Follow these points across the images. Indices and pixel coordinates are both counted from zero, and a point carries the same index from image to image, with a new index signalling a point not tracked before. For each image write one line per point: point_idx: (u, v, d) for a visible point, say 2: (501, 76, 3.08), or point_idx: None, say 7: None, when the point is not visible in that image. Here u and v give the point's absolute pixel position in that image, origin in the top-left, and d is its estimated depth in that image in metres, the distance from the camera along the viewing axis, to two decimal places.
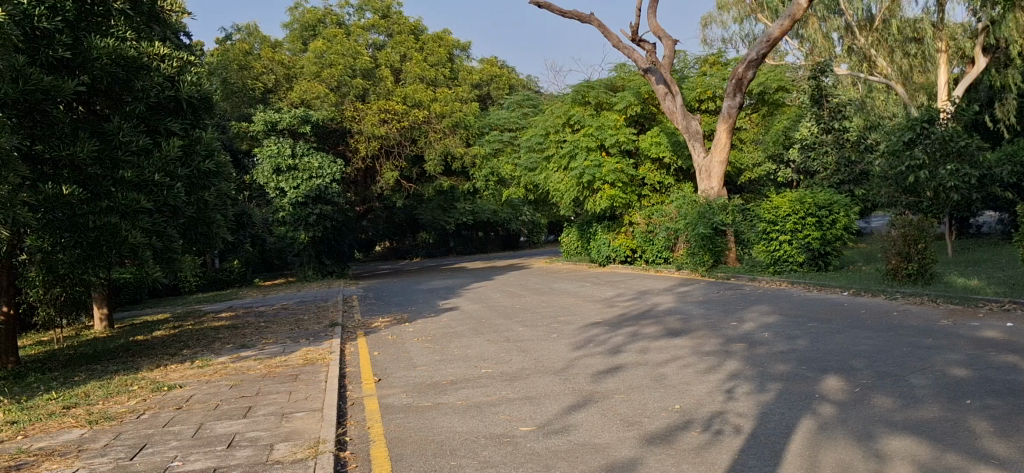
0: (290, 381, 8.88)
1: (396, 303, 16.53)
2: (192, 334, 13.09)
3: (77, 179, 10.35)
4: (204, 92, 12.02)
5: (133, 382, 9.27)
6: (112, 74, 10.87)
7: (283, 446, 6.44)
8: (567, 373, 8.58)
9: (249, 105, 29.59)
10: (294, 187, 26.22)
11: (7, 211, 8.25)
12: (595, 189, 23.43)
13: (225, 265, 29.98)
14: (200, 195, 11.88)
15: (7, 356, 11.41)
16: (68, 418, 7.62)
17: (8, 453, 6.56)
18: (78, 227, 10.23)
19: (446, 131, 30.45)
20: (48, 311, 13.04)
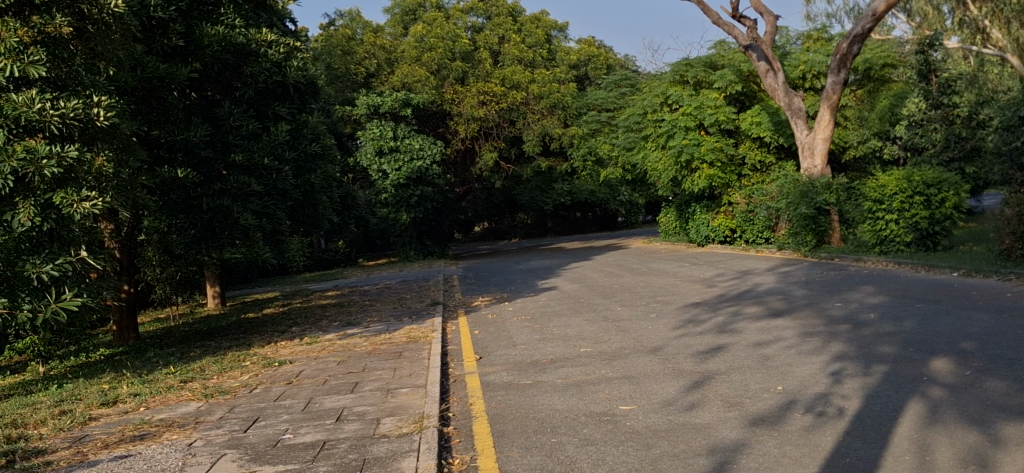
0: (395, 358, 9.09)
1: (496, 283, 16.72)
2: (300, 312, 13.53)
3: (191, 162, 10.81)
4: (310, 77, 12.27)
5: (245, 357, 9.68)
6: (223, 61, 11.30)
7: (390, 420, 6.64)
8: (666, 353, 8.58)
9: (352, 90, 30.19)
10: (396, 169, 26.66)
11: (129, 194, 8.56)
12: (693, 169, 23.30)
13: (330, 245, 30.74)
14: (306, 177, 12.25)
15: (129, 332, 12.07)
16: (185, 391, 8.01)
17: (132, 424, 6.92)
18: (193, 209, 10.83)
19: (545, 112, 30.58)
20: (165, 289, 13.63)
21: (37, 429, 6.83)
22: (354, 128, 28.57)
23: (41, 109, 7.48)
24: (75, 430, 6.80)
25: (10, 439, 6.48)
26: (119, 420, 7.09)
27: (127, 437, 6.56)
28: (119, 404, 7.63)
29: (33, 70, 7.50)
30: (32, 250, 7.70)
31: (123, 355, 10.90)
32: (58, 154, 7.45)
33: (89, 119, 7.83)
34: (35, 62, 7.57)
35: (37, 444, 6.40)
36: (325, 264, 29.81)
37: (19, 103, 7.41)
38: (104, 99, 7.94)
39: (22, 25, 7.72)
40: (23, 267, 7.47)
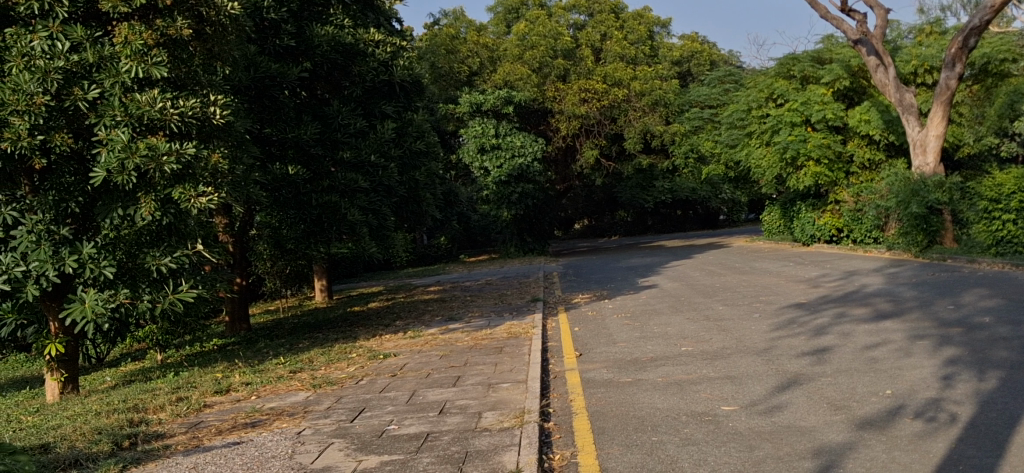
0: (496, 353, 9.20)
1: (596, 280, 16.71)
2: (404, 306, 13.82)
3: (301, 160, 11.19)
4: (416, 76, 12.51)
5: (352, 349, 9.92)
6: (332, 61, 11.69)
7: (491, 414, 6.73)
8: (770, 353, 8.44)
9: (455, 88, 30.52)
10: (498, 166, 26.91)
11: (243, 189, 8.86)
12: (799, 166, 22.85)
13: (433, 241, 31.18)
14: (412, 174, 12.47)
15: (241, 324, 12.51)
16: (294, 381, 8.26)
17: (244, 411, 7.19)
18: (303, 205, 11.19)
19: (647, 109, 30.25)
20: (275, 283, 14.07)
21: (156, 414, 7.15)
22: (458, 125, 28.90)
23: (162, 108, 7.56)
24: (191, 416, 7.10)
25: (131, 423, 6.81)
26: (231, 407, 7.37)
27: (239, 424, 6.82)
28: (232, 392, 7.93)
29: (156, 71, 7.60)
30: (152, 243, 8.01)
31: (235, 345, 11.30)
32: (177, 151, 7.57)
33: (206, 118, 8.01)
34: (157, 63, 7.67)
35: (156, 429, 6.71)
36: (426, 258, 30.27)
37: (142, 102, 7.48)
38: (221, 98, 8.12)
39: (147, 28, 7.75)
40: (143, 260, 7.81)
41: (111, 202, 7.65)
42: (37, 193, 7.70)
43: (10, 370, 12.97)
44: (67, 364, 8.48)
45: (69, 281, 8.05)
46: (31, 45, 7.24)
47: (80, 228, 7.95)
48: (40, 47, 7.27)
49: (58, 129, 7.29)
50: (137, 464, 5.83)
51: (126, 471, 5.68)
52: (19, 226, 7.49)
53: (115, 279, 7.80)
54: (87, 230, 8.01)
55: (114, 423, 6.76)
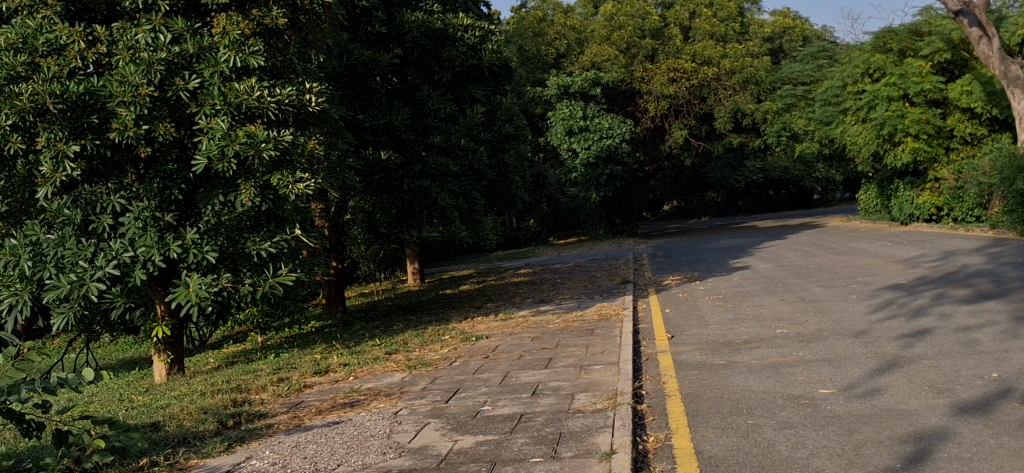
0: (587, 335, 9.21)
1: (687, 261, 16.51)
2: (495, 289, 13.90)
3: (393, 144, 11.44)
4: (505, 60, 12.51)
5: (444, 332, 10.04)
6: (423, 46, 11.95)
7: (584, 396, 6.73)
8: (867, 336, 8.24)
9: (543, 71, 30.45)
10: (586, 148, 26.83)
11: (339, 175, 9.03)
12: (897, 142, 22.16)
13: (522, 225, 31.23)
14: (501, 157, 12.53)
15: (337, 306, 12.77)
16: (390, 363, 8.41)
17: (343, 392, 7.37)
18: (396, 189, 11.42)
19: (737, 87, 29.91)
20: (369, 267, 14.31)
21: (258, 394, 7.37)
22: (545, 108, 28.86)
23: (259, 96, 7.71)
24: (292, 396, 7.30)
25: (235, 403, 7.03)
26: (330, 387, 7.55)
27: (337, 404, 6.99)
28: (330, 373, 8.11)
29: (253, 61, 7.75)
30: (252, 228, 8.22)
31: (331, 327, 11.56)
32: (274, 138, 7.73)
33: (302, 105, 8.14)
34: (254, 52, 7.82)
35: (258, 408, 6.92)
36: (515, 241, 30.36)
37: (240, 91, 7.65)
38: (316, 86, 8.25)
39: (243, 18, 7.91)
40: (244, 245, 8.03)
41: (212, 189, 7.90)
42: (142, 181, 8.00)
43: (120, 352, 13.50)
44: (173, 346, 8.79)
45: (173, 266, 8.34)
46: (136, 38, 7.51)
47: (184, 214, 8.23)
48: (144, 40, 7.52)
49: (162, 119, 7.50)
50: (241, 443, 6.03)
51: (231, 449, 5.88)
52: (126, 213, 7.79)
53: (217, 264, 8.05)
54: (190, 216, 8.28)
55: (219, 402, 7.00)
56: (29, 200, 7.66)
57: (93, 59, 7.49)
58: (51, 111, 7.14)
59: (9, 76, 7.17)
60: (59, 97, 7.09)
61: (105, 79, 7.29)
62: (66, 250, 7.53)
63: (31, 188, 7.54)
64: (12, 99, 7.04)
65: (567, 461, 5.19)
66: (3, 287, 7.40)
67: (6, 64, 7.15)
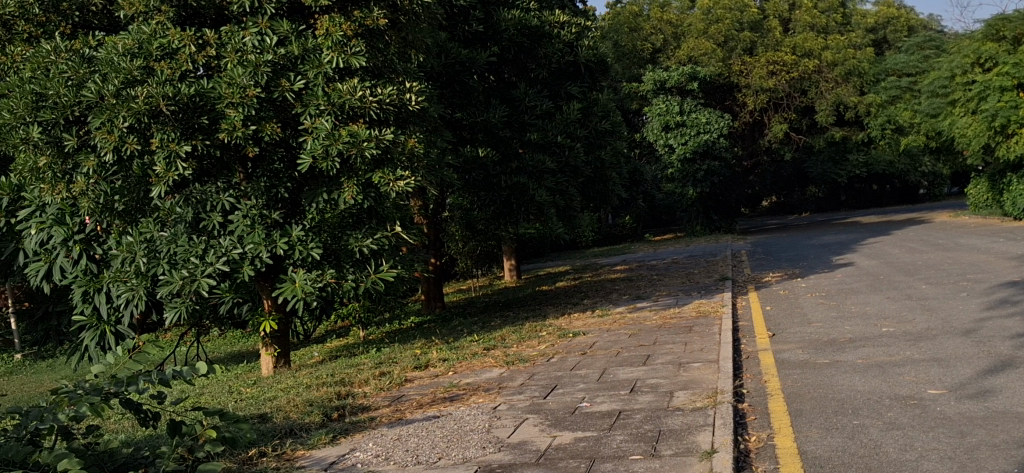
0: (685, 332, 9.12)
1: (787, 258, 16.19)
2: (591, 285, 13.89)
3: (490, 141, 11.66)
4: (601, 56, 12.63)
5: (541, 328, 10.07)
6: (519, 44, 12.10)
7: (683, 394, 6.67)
8: (979, 335, 7.95)
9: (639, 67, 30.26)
10: (683, 142, 26.53)
11: (438, 172, 9.15)
12: (1009, 134, 21.27)
13: (618, 222, 31.08)
14: (597, 153, 12.55)
15: (436, 302, 12.98)
16: (488, 358, 8.48)
17: (443, 386, 7.47)
18: (492, 187, 11.54)
19: (840, 79, 29.20)
20: (466, 263, 14.48)
21: (361, 387, 7.54)
22: (641, 104, 28.67)
23: (361, 96, 7.86)
24: (393, 390, 7.44)
25: (339, 396, 7.21)
26: (430, 382, 7.66)
27: (438, 398, 7.09)
28: (431, 368, 8.23)
29: (355, 61, 7.91)
30: (354, 225, 8.42)
31: (430, 323, 11.73)
32: (376, 137, 7.87)
33: (403, 104, 8.25)
34: (357, 53, 7.97)
35: (361, 401, 7.07)
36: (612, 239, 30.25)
37: (344, 91, 7.81)
38: (415, 85, 8.35)
39: (345, 19, 8.06)
40: (347, 242, 8.24)
41: (316, 187, 8.09)
42: (249, 180, 8.25)
43: (228, 345, 13.96)
44: (279, 340, 9.06)
45: (280, 263, 8.57)
46: (243, 41, 7.73)
47: (290, 213, 8.46)
48: (250, 43, 7.74)
49: (269, 120, 7.73)
50: (345, 435, 6.17)
51: (336, 441, 6.02)
52: (235, 211, 8.06)
53: (321, 261, 8.25)
54: (295, 214, 8.50)
55: (324, 395, 7.18)
56: (144, 199, 7.96)
57: (204, 62, 7.74)
58: (164, 113, 7.40)
59: (126, 80, 7.45)
60: (172, 99, 7.35)
61: (215, 81, 7.54)
62: (178, 247, 7.82)
63: (146, 188, 7.85)
64: (128, 102, 7.33)
65: (667, 459, 5.15)
66: (120, 283, 7.88)
67: (123, 68, 7.43)
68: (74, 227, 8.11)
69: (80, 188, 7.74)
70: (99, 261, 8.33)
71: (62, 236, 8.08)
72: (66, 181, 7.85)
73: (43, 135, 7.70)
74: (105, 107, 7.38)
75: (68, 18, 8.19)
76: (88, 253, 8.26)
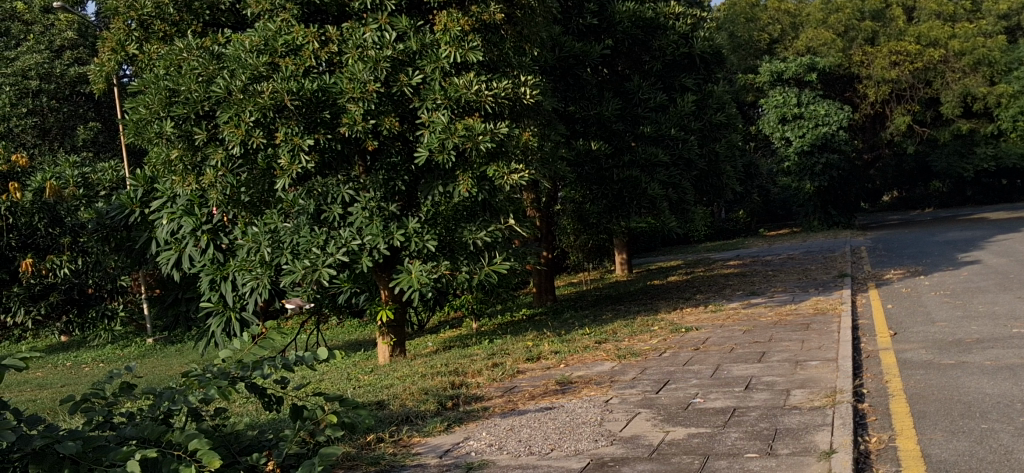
0: (801, 329, 8.93)
1: (909, 255, 15.63)
2: (704, 280, 13.74)
3: (603, 135, 11.63)
4: (717, 47, 12.54)
5: (653, 322, 10.00)
6: (634, 37, 12.14)
7: (800, 392, 6.53)
8: None
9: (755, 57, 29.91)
10: (801, 136, 25.93)
11: (550, 165, 9.20)
12: None
13: (731, 216, 30.61)
14: (712, 147, 12.43)
15: (547, 295, 13.02)
16: (600, 351, 8.48)
17: (554, 378, 7.50)
18: (606, 180, 11.63)
19: (967, 69, 28.06)
20: (578, 256, 14.51)
21: (475, 377, 7.64)
22: (757, 96, 28.20)
23: (478, 90, 7.96)
24: (506, 381, 7.52)
25: (453, 385, 7.32)
26: (542, 374, 7.71)
27: (550, 390, 7.12)
28: (542, 360, 8.28)
29: (472, 56, 8.01)
30: (469, 218, 8.48)
31: (541, 315, 11.79)
32: (491, 131, 7.95)
33: (517, 98, 8.31)
34: (473, 48, 8.07)
35: (475, 391, 7.17)
36: (725, 233, 29.82)
37: (460, 85, 7.92)
38: (530, 79, 8.38)
39: (463, 14, 8.17)
40: (462, 234, 8.32)
41: (432, 180, 8.23)
42: (368, 173, 8.44)
43: (347, 333, 14.35)
44: (396, 330, 9.28)
45: (396, 255, 8.76)
46: (364, 37, 7.93)
47: (407, 205, 8.62)
48: (371, 39, 7.93)
49: (387, 114, 7.89)
50: (459, 424, 6.26)
51: (450, 430, 6.12)
52: (355, 203, 8.25)
53: (436, 252, 8.40)
54: (412, 207, 8.66)
55: (438, 384, 7.31)
56: (268, 191, 8.28)
57: (326, 58, 7.95)
58: (288, 107, 7.64)
59: (253, 76, 7.72)
60: (296, 94, 7.58)
61: (337, 76, 7.75)
62: (301, 238, 8.07)
63: (270, 180, 8.13)
64: (255, 97, 7.61)
65: (784, 458, 5.06)
66: (245, 272, 8.16)
67: (251, 64, 7.72)
68: (202, 217, 8.42)
69: (209, 179, 8.10)
70: (225, 251, 8.61)
71: (191, 226, 8.40)
72: (195, 173, 8.24)
73: (175, 129, 8.09)
74: (233, 103, 7.70)
75: (199, 16, 8.54)
76: (214, 243, 8.53)
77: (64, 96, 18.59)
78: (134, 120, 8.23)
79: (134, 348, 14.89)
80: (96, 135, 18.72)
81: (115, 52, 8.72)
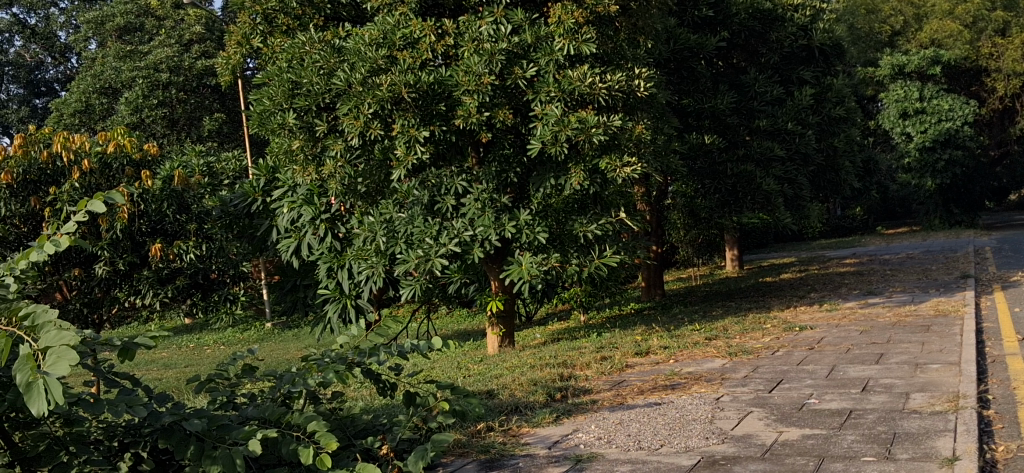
0: (922, 331, 8.63)
1: None
2: (818, 278, 13.41)
3: (717, 128, 11.71)
4: (837, 39, 12.39)
5: (766, 320, 9.82)
6: (750, 28, 12.07)
7: (921, 396, 6.31)
8: None
9: (877, 50, 29.37)
10: (922, 131, 25.01)
11: (663, 159, 9.13)
12: None
13: (847, 213, 29.78)
14: (830, 141, 12.29)
15: (656, 290, 12.94)
16: (710, 348, 8.37)
17: (664, 374, 7.44)
18: (719, 174, 11.56)
19: None
20: (688, 251, 14.37)
21: (583, 370, 7.64)
22: (877, 90, 27.41)
23: (591, 82, 7.93)
24: (615, 375, 7.49)
25: (562, 377, 7.34)
26: (652, 369, 7.65)
27: (659, 385, 7.07)
28: (651, 355, 8.23)
29: (586, 48, 7.99)
30: (580, 211, 8.55)
31: (650, 310, 11.72)
32: (604, 123, 7.91)
33: (631, 91, 8.25)
34: (587, 40, 8.06)
35: (583, 384, 7.17)
36: (840, 231, 29.00)
37: (574, 78, 7.91)
38: (644, 71, 8.31)
39: (577, 7, 8.16)
40: (572, 226, 8.39)
41: (544, 173, 8.26)
42: (482, 165, 8.53)
43: (457, 323, 14.54)
44: (505, 321, 9.36)
45: (506, 246, 8.84)
46: (480, 30, 7.99)
47: (518, 198, 8.69)
48: (487, 32, 7.99)
49: (501, 106, 7.95)
50: (568, 416, 6.28)
51: (560, 421, 6.15)
52: (468, 195, 8.36)
53: (547, 245, 8.44)
54: (523, 200, 8.72)
55: (547, 376, 7.34)
56: (384, 182, 8.45)
57: (442, 51, 8.07)
58: (405, 100, 7.78)
59: (372, 69, 7.85)
60: (412, 87, 7.72)
61: (453, 69, 7.84)
62: (415, 228, 8.22)
63: (386, 171, 8.31)
64: (374, 89, 7.75)
65: (903, 463, 4.90)
66: (361, 260, 8.40)
67: (370, 58, 7.83)
68: (321, 206, 8.76)
69: (328, 170, 8.23)
70: (342, 240, 8.89)
71: (311, 215, 8.75)
72: (316, 163, 8.45)
73: (297, 120, 8.33)
74: (352, 95, 7.86)
75: (320, 10, 8.76)
76: (332, 232, 8.86)
77: (191, 87, 19.29)
78: (259, 111, 8.47)
79: (254, 331, 15.41)
80: (221, 125, 19.37)
81: (240, 45, 9.02)
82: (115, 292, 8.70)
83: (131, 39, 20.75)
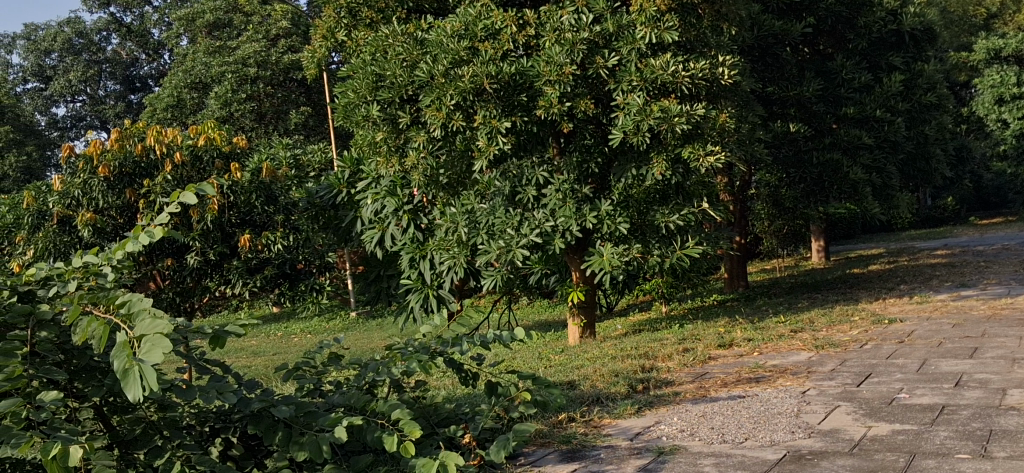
0: (1019, 325, 8.32)
1: None
2: (909, 270, 13.04)
3: (802, 116, 11.56)
4: (928, 23, 12.05)
5: (854, 312, 9.61)
6: (837, 14, 11.83)
7: (1018, 393, 6.09)
8: None
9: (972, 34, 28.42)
10: (1019, 117, 24.02)
11: (747, 147, 8.99)
12: None
13: (939, 202, 28.89)
14: (921, 129, 11.97)
15: (739, 281, 12.78)
16: (796, 341, 8.20)
17: (748, 366, 7.33)
18: (804, 163, 11.36)
19: None
20: (772, 242, 14.13)
21: (665, 362, 7.59)
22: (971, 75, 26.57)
23: (674, 71, 7.86)
24: (697, 367, 7.41)
25: (644, 368, 7.29)
26: (735, 361, 7.55)
27: (743, 378, 6.97)
28: (735, 347, 8.12)
29: (668, 36, 7.91)
30: (661, 201, 8.47)
31: (733, 301, 11.56)
32: (687, 112, 7.82)
33: (715, 78, 8.16)
34: (670, 28, 7.96)
35: (665, 375, 7.11)
36: (931, 221, 28.15)
37: (656, 66, 7.84)
38: (728, 59, 8.19)
39: None
40: (654, 217, 8.35)
41: (626, 162, 8.20)
42: (563, 155, 8.53)
43: (538, 313, 14.60)
44: (586, 311, 9.34)
45: (588, 237, 8.82)
46: (561, 20, 7.96)
47: (599, 188, 8.67)
48: (568, 22, 7.96)
49: (583, 96, 7.91)
50: (650, 407, 6.24)
51: (642, 412, 6.12)
52: (549, 185, 8.38)
53: (629, 235, 8.43)
54: (604, 190, 8.69)
55: (629, 367, 7.30)
56: (465, 173, 8.53)
57: (523, 41, 8.07)
58: (487, 91, 7.81)
59: (454, 60, 7.91)
60: (494, 78, 7.75)
61: (534, 59, 7.84)
62: (496, 218, 8.27)
63: (468, 162, 8.38)
64: (456, 81, 7.79)
65: (1000, 462, 4.72)
66: (443, 251, 8.49)
67: (452, 49, 7.86)
68: (402, 197, 9.00)
69: (411, 161, 8.39)
70: (424, 230, 9.03)
71: (393, 206, 8.98)
72: (399, 155, 8.56)
73: (381, 112, 8.42)
74: (435, 87, 7.92)
75: (403, 3, 8.83)
76: (415, 223, 9.03)
77: (278, 82, 19.72)
78: (344, 104, 8.62)
79: (339, 320, 15.70)
80: (307, 118, 19.78)
81: (326, 39, 9.21)
82: (206, 281, 8.97)
83: (220, 35, 21.31)
